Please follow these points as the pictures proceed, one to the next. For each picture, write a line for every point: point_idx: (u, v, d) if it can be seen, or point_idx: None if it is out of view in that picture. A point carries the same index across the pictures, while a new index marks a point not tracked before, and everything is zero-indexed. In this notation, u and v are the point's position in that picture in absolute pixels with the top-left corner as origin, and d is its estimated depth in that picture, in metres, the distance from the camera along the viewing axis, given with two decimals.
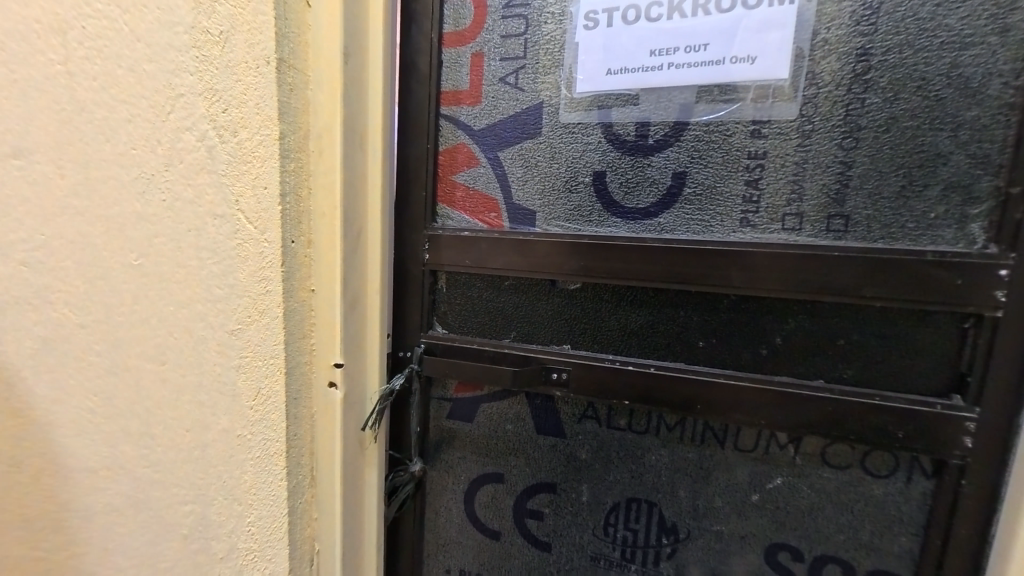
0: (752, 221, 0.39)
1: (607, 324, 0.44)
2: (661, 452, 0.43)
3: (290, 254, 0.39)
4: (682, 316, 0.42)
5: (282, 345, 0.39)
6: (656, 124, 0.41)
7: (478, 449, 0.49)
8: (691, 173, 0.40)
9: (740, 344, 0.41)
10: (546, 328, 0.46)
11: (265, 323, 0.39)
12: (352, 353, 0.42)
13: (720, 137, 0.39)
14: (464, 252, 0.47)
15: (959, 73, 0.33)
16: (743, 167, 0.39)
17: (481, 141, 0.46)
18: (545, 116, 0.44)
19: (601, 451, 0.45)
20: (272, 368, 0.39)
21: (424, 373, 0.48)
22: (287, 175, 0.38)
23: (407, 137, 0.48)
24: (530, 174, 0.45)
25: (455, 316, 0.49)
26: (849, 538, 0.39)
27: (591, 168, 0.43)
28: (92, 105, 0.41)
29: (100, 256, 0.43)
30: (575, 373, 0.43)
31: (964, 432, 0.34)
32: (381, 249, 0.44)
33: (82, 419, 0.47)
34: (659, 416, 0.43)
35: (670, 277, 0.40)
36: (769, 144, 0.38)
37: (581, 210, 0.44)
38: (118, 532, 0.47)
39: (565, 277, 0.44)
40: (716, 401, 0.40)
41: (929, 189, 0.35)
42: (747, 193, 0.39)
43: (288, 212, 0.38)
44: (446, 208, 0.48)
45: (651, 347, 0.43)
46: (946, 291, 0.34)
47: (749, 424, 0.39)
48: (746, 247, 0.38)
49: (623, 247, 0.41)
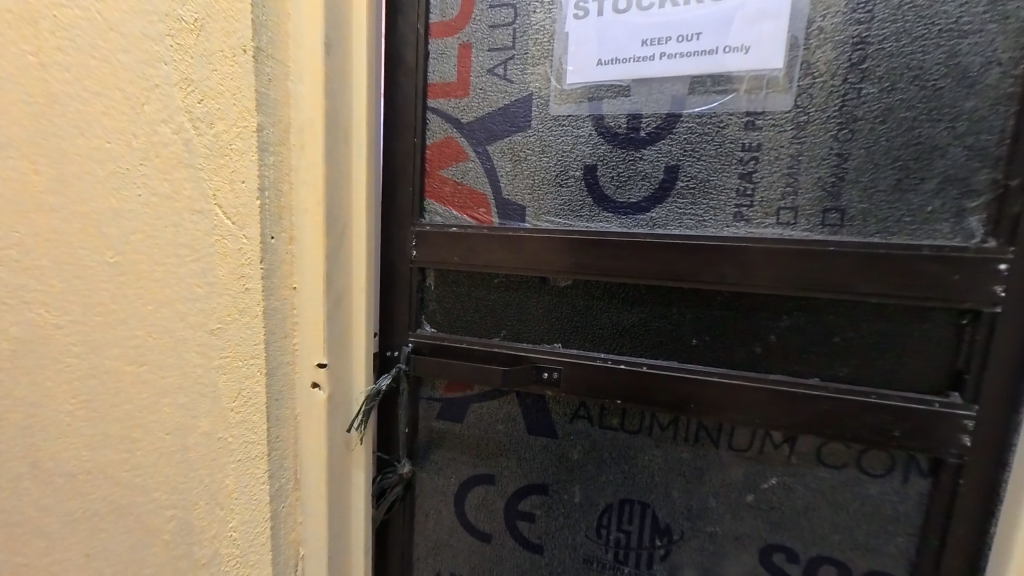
0: (747, 216, 0.38)
1: (598, 323, 0.43)
2: (655, 452, 0.43)
3: (270, 251, 0.37)
4: (674, 313, 0.41)
5: (263, 345, 0.38)
6: (648, 117, 0.40)
7: (468, 450, 0.48)
8: (684, 167, 0.39)
9: (734, 341, 0.40)
10: (537, 327, 0.45)
11: (245, 322, 0.38)
12: (337, 353, 0.41)
13: (713, 130, 0.38)
14: (452, 249, 0.46)
15: (956, 63, 0.33)
16: (737, 160, 0.38)
17: (469, 135, 0.45)
18: (534, 109, 0.43)
19: (594, 451, 0.44)
20: (253, 368, 0.38)
21: (412, 373, 0.47)
22: (267, 169, 0.37)
23: (394, 131, 0.46)
24: (520, 168, 0.44)
25: (444, 315, 0.48)
26: (844, 538, 0.38)
27: (582, 162, 0.42)
28: (65, 98, 0.40)
29: (76, 253, 0.42)
30: (565, 372, 0.42)
31: (961, 431, 0.34)
32: (365, 245, 0.43)
33: (59, 422, 0.45)
34: (652, 415, 0.42)
35: (662, 274, 0.39)
36: (763, 136, 0.37)
37: (572, 205, 0.43)
38: (99, 538, 0.46)
39: (556, 274, 0.43)
40: (710, 400, 0.39)
41: (925, 182, 0.34)
42: (742, 187, 0.38)
43: (268, 207, 0.37)
44: (434, 204, 0.47)
45: (643, 345, 0.42)
46: (943, 286, 0.33)
47: (743, 423, 0.38)
48: (740, 242, 0.37)
49: (614, 243, 0.40)
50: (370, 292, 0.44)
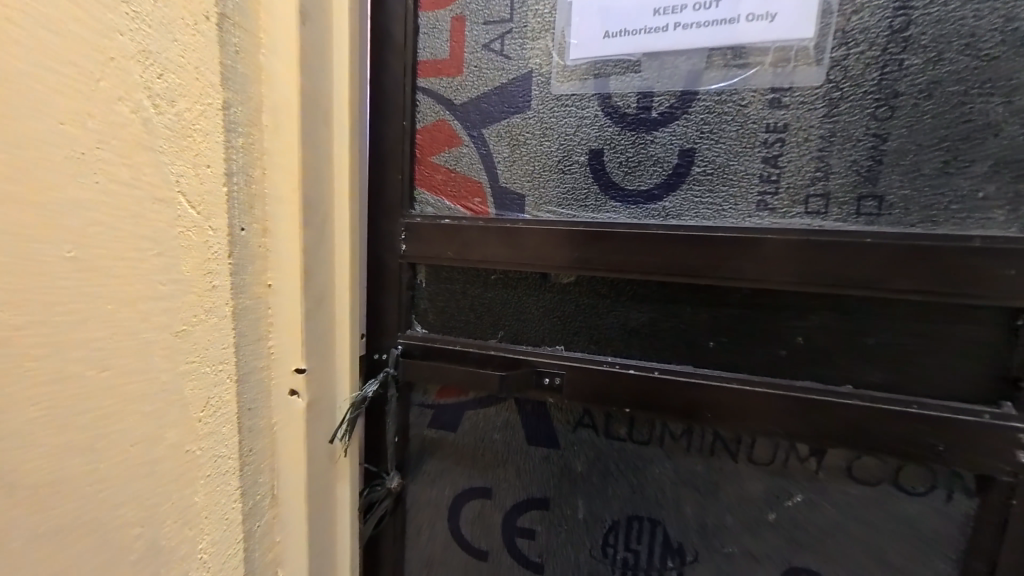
0: (771, 204, 0.34)
1: (605, 323, 0.39)
2: (666, 464, 0.39)
3: (240, 243, 0.34)
4: (689, 313, 0.37)
5: (232, 348, 0.34)
6: (661, 95, 0.36)
7: (463, 460, 0.44)
8: (701, 150, 0.35)
9: (755, 344, 0.36)
10: (538, 327, 0.41)
11: (212, 323, 0.34)
12: (317, 356, 0.37)
13: (734, 108, 0.34)
14: (445, 242, 0.42)
15: (1015, 27, 0.29)
16: (760, 142, 0.34)
17: (463, 117, 0.41)
18: (534, 87, 0.39)
19: (599, 463, 0.40)
20: (222, 375, 0.34)
21: (403, 376, 0.43)
22: (235, 152, 0.33)
23: (380, 113, 0.42)
24: (519, 154, 0.40)
25: (437, 314, 0.44)
26: (877, 561, 0.35)
27: (587, 146, 0.38)
28: (14, 74, 0.36)
29: (31, 248, 0.38)
30: (569, 378, 0.39)
31: (1015, 445, 0.30)
32: (350, 239, 0.39)
33: (17, 432, 0.41)
34: (664, 424, 0.38)
35: (677, 269, 0.35)
36: (790, 115, 0.33)
37: (576, 194, 0.39)
38: (63, 557, 0.42)
39: (558, 270, 0.39)
40: (729, 408, 0.35)
41: (975, 165, 0.30)
42: (765, 172, 0.34)
43: (238, 195, 0.33)
44: (425, 193, 0.43)
45: (654, 347, 0.38)
46: (998, 282, 0.29)
47: (765, 434, 0.35)
48: (765, 233, 0.33)
49: (623, 236, 0.36)
50: (355, 290, 0.40)
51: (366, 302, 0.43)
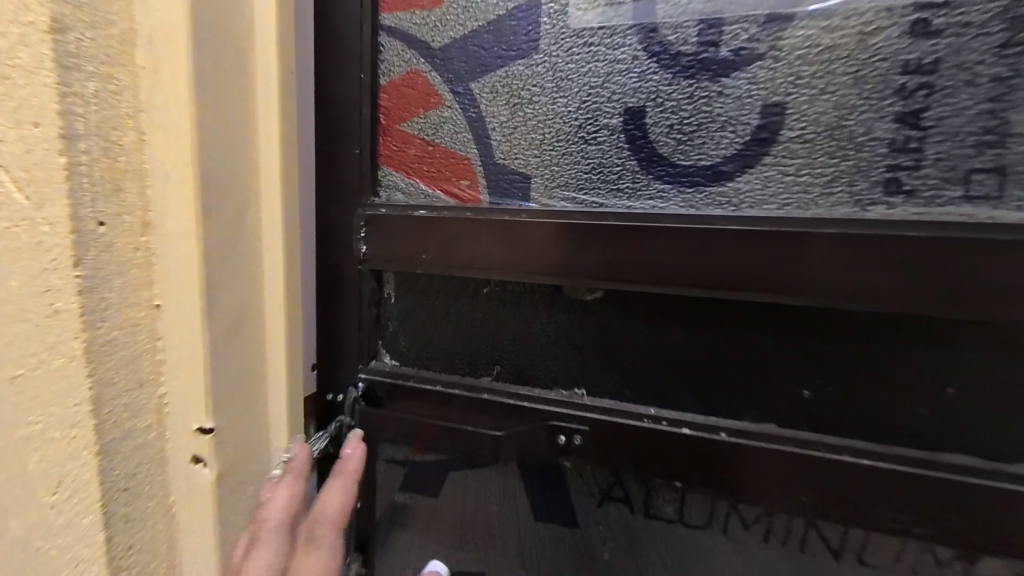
0: (908, 184, 0.22)
1: (645, 360, 0.27)
2: (731, 559, 0.27)
3: (96, 244, 0.22)
4: (773, 347, 0.25)
5: (89, 403, 0.22)
6: (735, 23, 0.24)
7: (447, 535, 0.33)
8: (796, 104, 0.23)
9: (879, 396, 0.24)
10: (548, 362, 0.29)
11: (59, 366, 0.22)
12: (233, 406, 0.26)
13: (850, 38, 0.22)
14: (418, 243, 0.30)
15: None
16: (892, 90, 0.22)
17: (444, 68, 0.30)
18: (545, 20, 0.27)
19: (634, 550, 0.29)
20: (76, 443, 0.23)
21: (364, 422, 0.32)
22: (88, 102, 0.21)
23: (328, 63, 0.30)
24: (521, 117, 0.29)
25: (410, 341, 0.32)
26: None
27: (620, 103, 0.26)
28: None
29: None
30: (593, 435, 0.27)
31: None
32: (282, 237, 0.28)
33: None
34: (730, 504, 0.27)
35: (761, 286, 0.23)
36: (941, 47, 0.21)
37: (603, 172, 0.27)
38: None
39: (578, 284, 0.27)
40: (833, 490, 0.24)
41: None
42: (901, 135, 0.22)
43: (94, 170, 0.22)
44: (393, 174, 0.31)
45: (720, 396, 0.26)
46: None
47: (890, 530, 0.23)
48: (908, 227, 0.21)
49: (677, 235, 0.24)
50: (293, 308, 0.29)
51: (314, 321, 0.32)
